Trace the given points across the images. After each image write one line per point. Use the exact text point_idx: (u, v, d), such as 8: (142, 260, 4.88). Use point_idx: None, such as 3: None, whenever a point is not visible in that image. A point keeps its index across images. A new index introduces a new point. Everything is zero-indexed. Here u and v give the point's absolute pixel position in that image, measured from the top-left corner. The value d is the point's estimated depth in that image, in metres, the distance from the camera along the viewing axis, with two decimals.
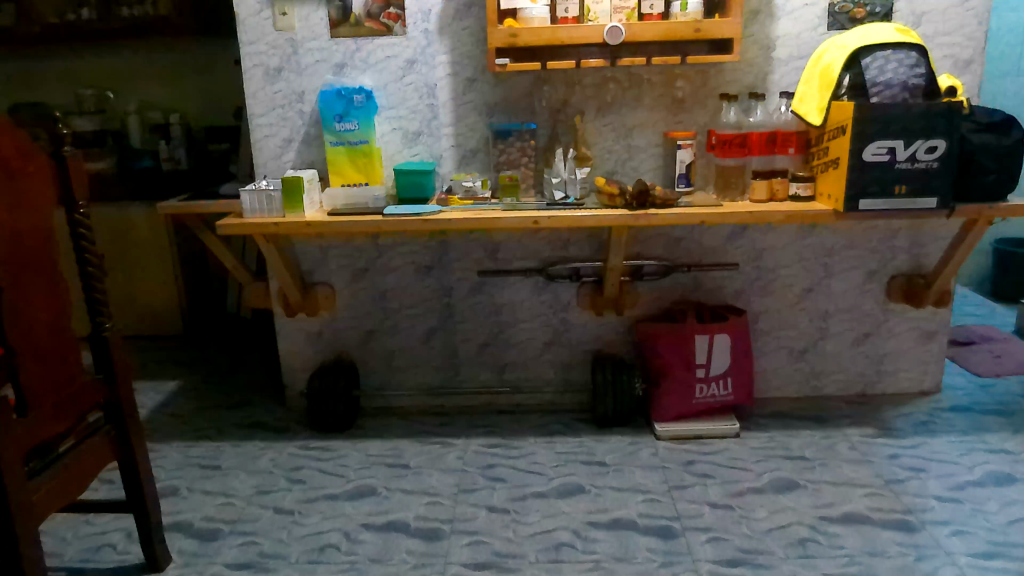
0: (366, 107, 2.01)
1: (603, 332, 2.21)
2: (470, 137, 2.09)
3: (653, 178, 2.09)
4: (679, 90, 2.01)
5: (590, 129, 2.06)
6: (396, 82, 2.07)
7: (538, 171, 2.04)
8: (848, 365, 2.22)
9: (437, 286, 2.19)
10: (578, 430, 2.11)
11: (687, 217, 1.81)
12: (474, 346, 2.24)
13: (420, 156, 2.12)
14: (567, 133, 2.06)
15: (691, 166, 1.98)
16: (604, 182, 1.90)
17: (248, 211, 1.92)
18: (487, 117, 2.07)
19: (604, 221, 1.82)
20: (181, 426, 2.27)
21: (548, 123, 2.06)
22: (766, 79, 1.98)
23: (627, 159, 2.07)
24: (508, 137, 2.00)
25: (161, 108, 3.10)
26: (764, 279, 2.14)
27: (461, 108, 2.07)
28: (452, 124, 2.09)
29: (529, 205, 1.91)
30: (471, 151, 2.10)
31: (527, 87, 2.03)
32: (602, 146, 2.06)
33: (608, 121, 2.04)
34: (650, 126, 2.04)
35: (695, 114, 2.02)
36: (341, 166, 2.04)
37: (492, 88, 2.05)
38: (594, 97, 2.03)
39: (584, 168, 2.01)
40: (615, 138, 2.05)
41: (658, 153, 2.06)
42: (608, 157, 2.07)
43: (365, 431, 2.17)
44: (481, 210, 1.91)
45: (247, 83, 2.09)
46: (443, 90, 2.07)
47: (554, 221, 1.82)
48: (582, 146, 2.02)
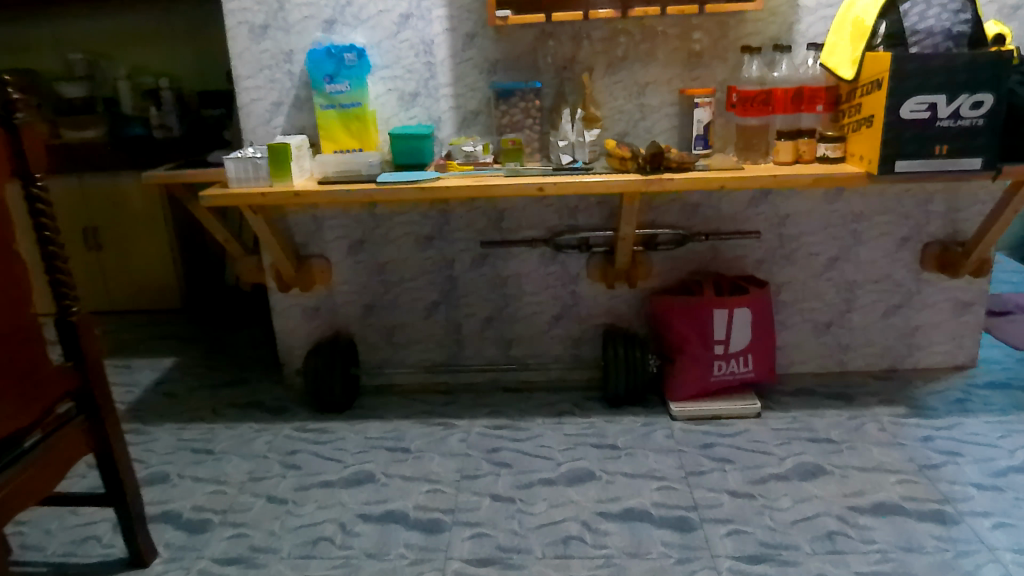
0: (359, 66, 1.87)
1: (615, 306, 2.08)
2: (471, 98, 1.94)
3: (668, 140, 1.93)
4: (697, 43, 1.84)
5: (600, 86, 1.89)
6: (390, 39, 1.92)
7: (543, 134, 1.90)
8: (877, 338, 2.08)
9: (438, 259, 2.07)
10: (588, 410, 2.00)
11: (705, 182, 1.66)
12: (478, 321, 2.13)
13: (419, 119, 1.98)
14: (575, 92, 1.90)
15: (709, 127, 1.83)
16: (614, 144, 1.75)
17: (232, 180, 1.78)
18: (489, 76, 1.92)
19: (616, 187, 1.67)
20: (173, 406, 2.18)
21: (555, 80, 1.90)
22: (792, 29, 1.82)
23: (639, 120, 1.91)
24: (511, 98, 1.85)
25: (154, 74, 2.95)
26: (787, 248, 2.00)
27: (460, 66, 1.92)
28: (451, 85, 1.94)
29: (533, 171, 1.77)
30: (472, 113, 1.95)
31: (532, 41, 1.88)
32: (613, 106, 1.90)
33: (619, 78, 1.88)
34: (665, 84, 1.88)
35: (714, 69, 1.86)
36: (332, 130, 1.91)
37: (494, 44, 1.89)
38: (603, 50, 1.86)
39: (593, 130, 1.85)
40: (628, 97, 1.89)
41: (673, 113, 1.90)
42: (620, 117, 1.91)
43: (365, 412, 2.07)
44: (481, 176, 1.77)
45: (231, 42, 1.95)
46: (441, 47, 1.91)
47: (560, 188, 1.68)
48: (592, 105, 1.86)
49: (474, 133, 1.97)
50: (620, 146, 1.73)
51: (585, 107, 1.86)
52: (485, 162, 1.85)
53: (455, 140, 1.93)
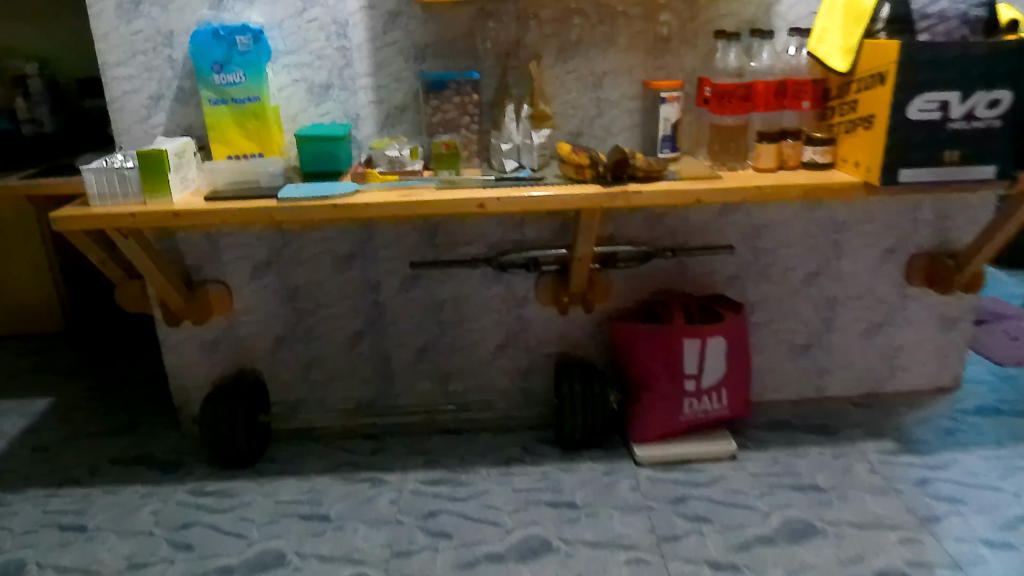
0: (253, 52, 1.52)
1: (568, 331, 1.81)
2: (394, 90, 1.62)
3: (628, 141, 1.65)
4: (663, 26, 1.56)
5: (549, 76, 1.59)
6: (294, 18, 1.58)
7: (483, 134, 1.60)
8: (859, 361, 1.87)
9: (360, 281, 1.76)
10: (539, 455, 1.73)
11: (678, 196, 1.39)
12: (410, 352, 1.83)
13: (332, 116, 1.65)
14: (520, 83, 1.59)
15: (677, 126, 1.56)
16: (569, 148, 1.46)
17: (94, 196, 1.43)
18: (414, 64, 1.60)
19: (572, 203, 1.39)
20: (43, 465, 1.81)
21: (495, 69, 1.59)
22: (772, 10, 1.56)
23: (595, 117, 1.63)
24: (443, 91, 1.54)
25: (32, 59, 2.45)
26: (763, 262, 1.75)
27: (380, 53, 1.59)
28: (370, 75, 1.61)
29: (472, 181, 1.47)
30: (396, 109, 1.63)
31: (467, 22, 1.56)
32: (565, 100, 1.61)
33: (571, 66, 1.59)
34: (625, 74, 1.59)
35: (682, 56, 1.58)
36: (225, 130, 1.57)
37: (422, 24, 1.57)
38: (553, 32, 1.56)
39: (544, 129, 1.56)
40: (582, 89, 1.60)
41: (635, 108, 1.62)
42: (572, 114, 1.62)
43: (277, 465, 1.75)
44: (409, 188, 1.46)
45: (95, 20, 1.57)
46: (357, 28, 1.58)
47: (504, 205, 1.39)
48: (540, 101, 1.56)
49: (399, 133, 1.65)
50: (577, 151, 1.44)
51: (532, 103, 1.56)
52: (413, 170, 1.53)
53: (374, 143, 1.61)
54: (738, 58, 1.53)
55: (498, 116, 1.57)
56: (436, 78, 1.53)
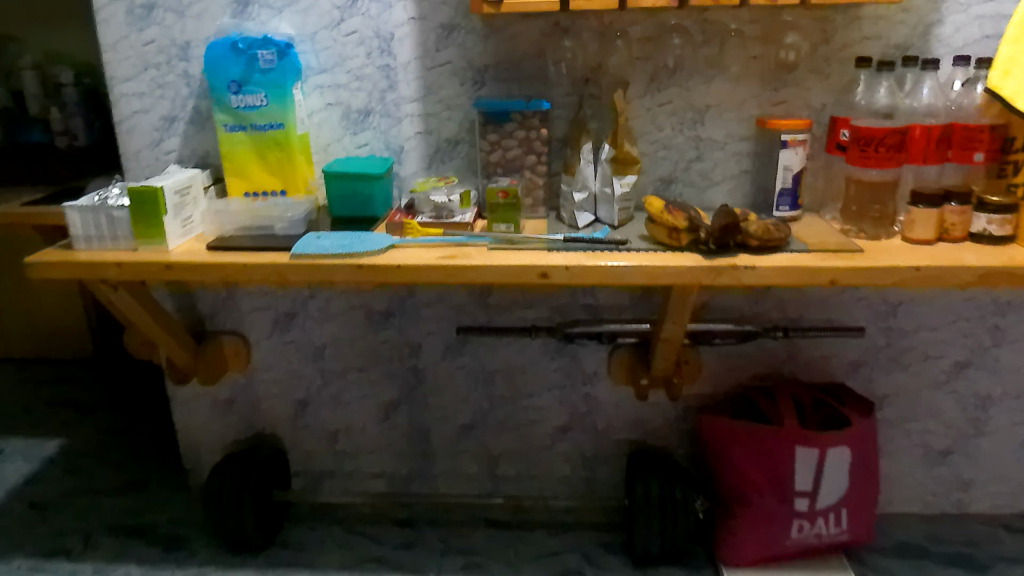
0: (277, 70, 1.26)
1: (644, 417, 1.49)
2: (444, 119, 1.33)
3: (733, 191, 1.32)
4: (787, 50, 1.22)
5: (637, 108, 1.28)
6: (330, 30, 1.31)
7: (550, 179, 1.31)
8: (1011, 472, 1.49)
9: (398, 342, 1.48)
10: (604, 567, 1.41)
11: (807, 276, 1.05)
12: (454, 428, 1.54)
13: (370, 148, 1.37)
14: (602, 114, 1.28)
15: (802, 177, 1.23)
16: (662, 203, 1.12)
17: (78, 238, 1.18)
18: (470, 88, 1.31)
19: (663, 278, 1.07)
20: (34, 525, 1.59)
21: (571, 98, 1.28)
22: (929, 34, 1.21)
23: (693, 160, 1.31)
24: (504, 123, 1.24)
25: (73, 66, 2.22)
26: (893, 346, 1.41)
27: (430, 73, 1.31)
28: (417, 101, 1.33)
29: (534, 240, 1.16)
30: (446, 142, 1.34)
31: (538, 39, 1.26)
32: (656, 139, 1.29)
33: (667, 97, 1.27)
34: (734, 109, 1.27)
35: (809, 89, 1.24)
36: (242, 161, 1.31)
37: (482, 41, 1.28)
38: (645, 54, 1.25)
39: (629, 176, 1.22)
40: (679, 126, 1.28)
41: (744, 152, 1.29)
42: (665, 155, 1.30)
43: (292, 552, 1.48)
44: (456, 246, 1.16)
45: (101, 27, 1.34)
46: (403, 43, 1.30)
47: (574, 276, 1.07)
48: (625, 140, 1.24)
49: (449, 171, 1.36)
50: (672, 209, 1.11)
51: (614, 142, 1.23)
52: (460, 223, 1.21)
53: (417, 185, 1.31)
54: (892, 90, 1.20)
55: (570, 157, 1.26)
56: (496, 107, 1.22)
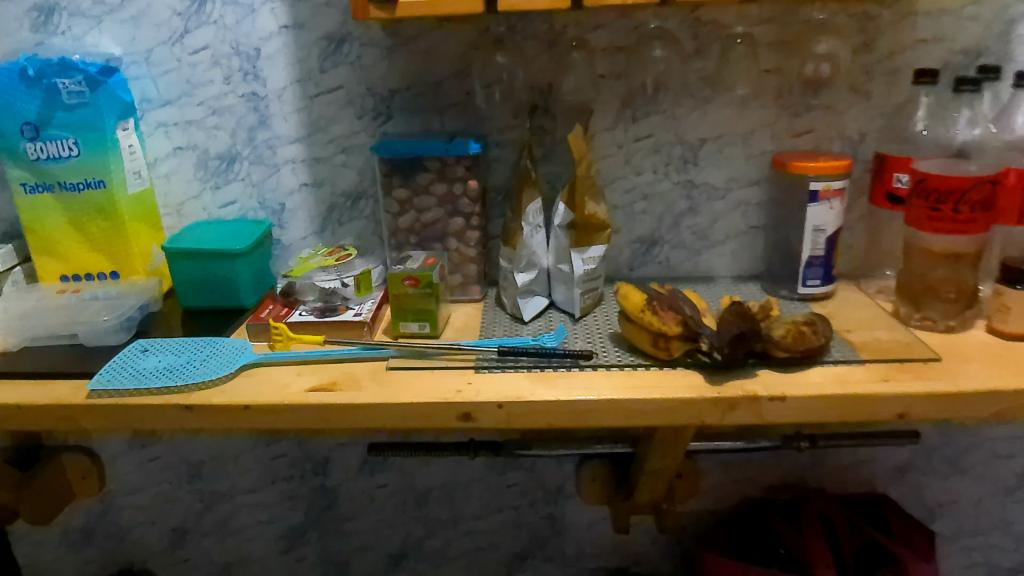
0: (90, 106, 0.89)
1: (626, 540, 1.14)
2: (335, 166, 0.96)
3: (739, 253, 0.97)
4: (812, 61, 0.88)
5: (605, 145, 0.93)
6: (170, 45, 0.93)
7: (488, 243, 0.95)
8: None
9: (297, 455, 1.13)
10: None
11: (868, 406, 0.69)
12: (380, 560, 1.18)
13: (239, 207, 1.00)
14: (556, 154, 0.93)
15: (838, 238, 0.88)
16: (644, 298, 0.75)
17: None
18: (370, 124, 0.93)
19: (645, 419, 0.70)
20: None
21: (512, 134, 0.92)
22: (1013, 33, 0.85)
23: (682, 212, 0.96)
24: (418, 173, 0.88)
25: None
26: (953, 447, 1.06)
27: (313, 103, 0.94)
28: (298, 142, 0.95)
29: (456, 353, 0.79)
30: (341, 197, 0.97)
31: (464, 52, 0.89)
32: (634, 186, 0.94)
33: (648, 128, 0.92)
34: (737, 142, 0.92)
35: (839, 113, 0.90)
36: (53, 235, 0.94)
37: (387, 56, 0.90)
38: (613, 71, 0.89)
39: (592, 251, 0.85)
40: (664, 168, 0.93)
41: (752, 200, 0.95)
42: (646, 208, 0.95)
43: None
44: (341, 366, 0.78)
45: None
46: (275, 62, 0.92)
47: (509, 417, 0.70)
48: (589, 198, 0.84)
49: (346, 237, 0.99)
50: (658, 308, 0.73)
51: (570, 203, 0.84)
52: (353, 324, 0.84)
53: (297, 262, 0.93)
54: (974, 122, 0.86)
55: (510, 222, 0.87)
56: (404, 151, 0.86)
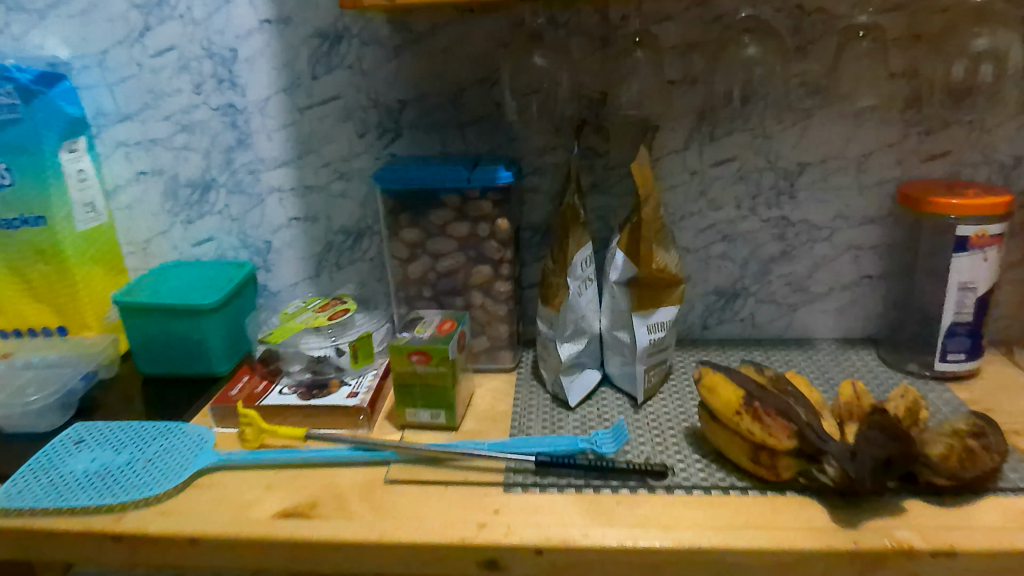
0: (23, 123, 0.70)
1: None
2: (330, 196, 0.77)
3: (845, 309, 0.76)
4: (955, 62, 0.66)
5: (675, 172, 0.72)
6: (128, 46, 0.75)
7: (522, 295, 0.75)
8: None
9: None
10: None
11: None
12: None
13: (216, 245, 0.81)
14: (610, 183, 0.72)
15: (989, 298, 0.66)
16: (741, 396, 0.53)
17: None
18: (374, 143, 0.75)
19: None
20: None
21: (554, 157, 0.73)
22: None
23: (773, 257, 0.75)
24: (433, 207, 0.68)
25: None
26: None
27: (303, 118, 0.75)
28: (285, 166, 0.76)
29: (479, 459, 0.58)
30: (338, 235, 0.78)
31: (493, 54, 0.70)
32: (711, 224, 0.74)
33: (730, 150, 0.71)
34: (849, 169, 0.71)
35: (988, 131, 0.68)
36: None
37: (398, 60, 0.72)
38: (687, 75, 0.68)
39: (661, 313, 0.64)
40: (751, 201, 0.73)
41: (866, 243, 0.73)
42: (726, 251, 0.75)
43: None
44: (326, 476, 0.58)
45: None
46: (257, 66, 0.74)
47: (552, 568, 0.50)
48: (657, 247, 0.63)
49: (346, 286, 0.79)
50: (762, 413, 0.52)
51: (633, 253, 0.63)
52: (345, 409, 0.64)
53: (280, 319, 0.73)
54: None
55: (551, 275, 0.66)
56: (414, 184, 0.67)
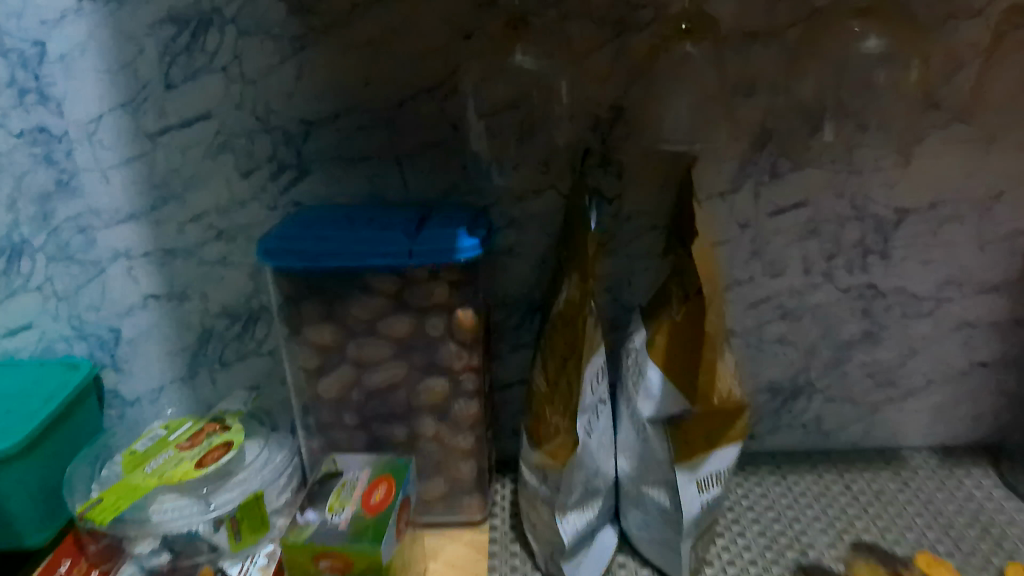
0: None
1: None
2: (205, 264, 0.51)
3: (942, 405, 0.56)
4: None
5: (720, 224, 0.50)
6: None
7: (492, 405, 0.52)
8: None
9: None
10: None
11: None
12: None
13: (36, 336, 0.53)
14: (625, 244, 0.50)
15: None
16: None
17: None
18: (266, 186, 0.49)
19: None
20: None
21: (542, 204, 0.49)
22: None
23: (851, 337, 0.53)
24: (361, 293, 0.44)
25: None
26: None
27: (155, 148, 0.49)
28: (133, 219, 0.50)
29: None
30: (219, 318, 0.53)
31: (454, 49, 0.46)
32: (767, 296, 0.52)
33: (798, 192, 0.49)
34: (965, 215, 0.50)
35: None
36: None
37: (301, 60, 0.46)
38: (744, 81, 0.46)
39: (720, 462, 0.42)
40: (826, 263, 0.51)
41: (979, 317, 0.53)
42: (788, 333, 0.53)
43: None
44: None
45: None
46: (82, 67, 0.47)
47: None
48: (722, 366, 0.40)
49: (229, 403, 0.52)
50: None
51: (677, 373, 0.41)
52: None
53: (123, 462, 0.47)
54: None
55: (544, 402, 0.42)
56: (327, 262, 0.43)
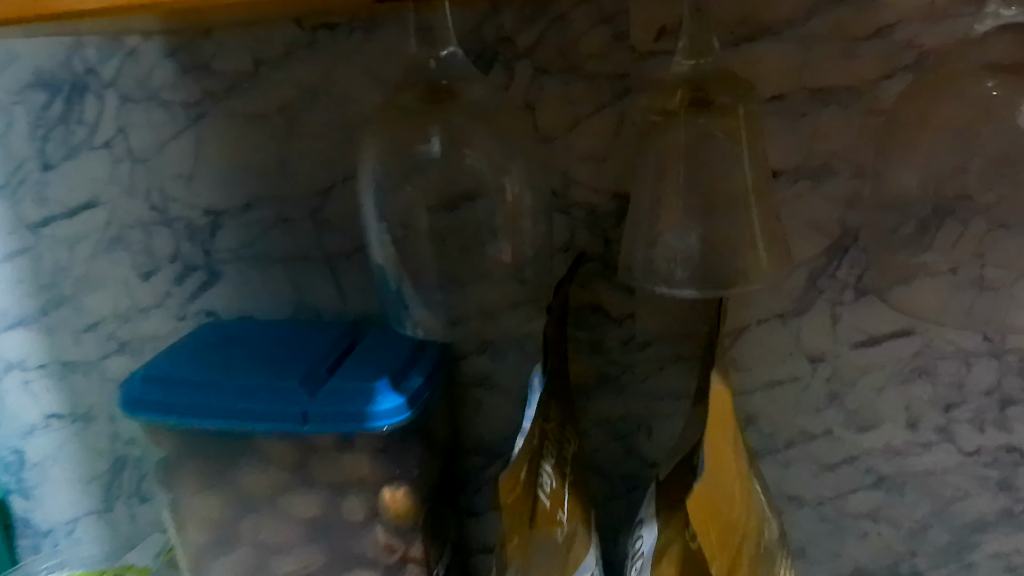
0: None
1: None
2: (110, 382, 0.41)
3: None
4: None
5: (780, 357, 0.35)
6: None
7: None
8: None
9: None
10: None
11: None
12: None
13: None
14: (643, 380, 0.36)
15: None
16: None
17: None
18: (170, 291, 0.38)
19: None
20: None
21: (523, 324, 0.35)
22: None
23: (981, 519, 0.36)
24: (254, 456, 0.32)
25: None
26: None
27: (39, 242, 0.39)
28: (22, 325, 0.40)
29: None
30: (133, 445, 0.42)
31: (390, 119, 0.33)
32: (851, 456, 0.36)
33: (896, 315, 0.33)
34: None
35: None
36: None
37: (197, 133, 0.35)
38: (809, 158, 0.32)
39: None
40: (942, 416, 0.35)
41: None
42: (883, 508, 0.37)
43: None
44: None
45: None
46: None
47: None
48: None
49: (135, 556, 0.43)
50: None
51: None
52: None
53: None
54: None
55: None
56: (199, 421, 0.31)
